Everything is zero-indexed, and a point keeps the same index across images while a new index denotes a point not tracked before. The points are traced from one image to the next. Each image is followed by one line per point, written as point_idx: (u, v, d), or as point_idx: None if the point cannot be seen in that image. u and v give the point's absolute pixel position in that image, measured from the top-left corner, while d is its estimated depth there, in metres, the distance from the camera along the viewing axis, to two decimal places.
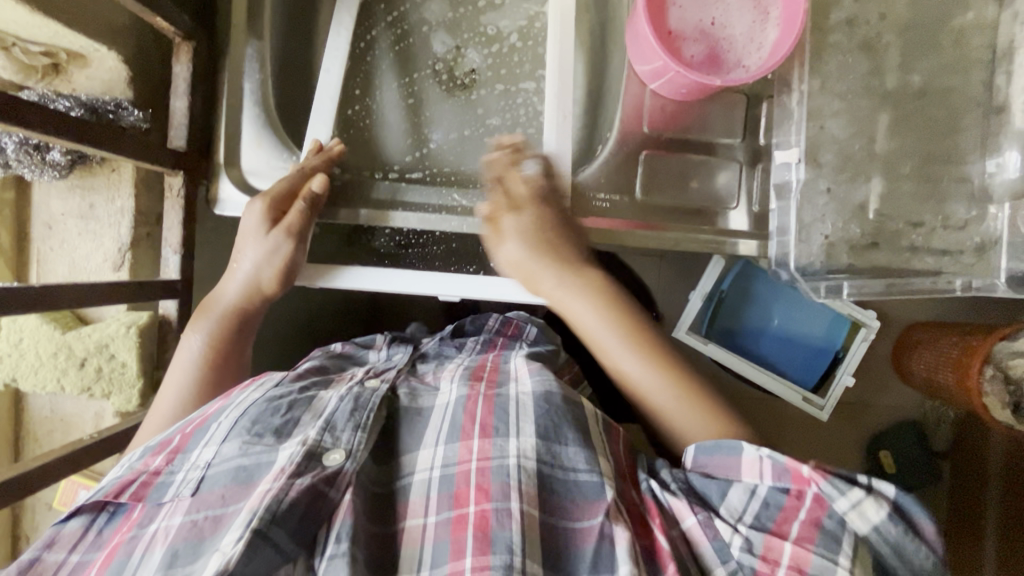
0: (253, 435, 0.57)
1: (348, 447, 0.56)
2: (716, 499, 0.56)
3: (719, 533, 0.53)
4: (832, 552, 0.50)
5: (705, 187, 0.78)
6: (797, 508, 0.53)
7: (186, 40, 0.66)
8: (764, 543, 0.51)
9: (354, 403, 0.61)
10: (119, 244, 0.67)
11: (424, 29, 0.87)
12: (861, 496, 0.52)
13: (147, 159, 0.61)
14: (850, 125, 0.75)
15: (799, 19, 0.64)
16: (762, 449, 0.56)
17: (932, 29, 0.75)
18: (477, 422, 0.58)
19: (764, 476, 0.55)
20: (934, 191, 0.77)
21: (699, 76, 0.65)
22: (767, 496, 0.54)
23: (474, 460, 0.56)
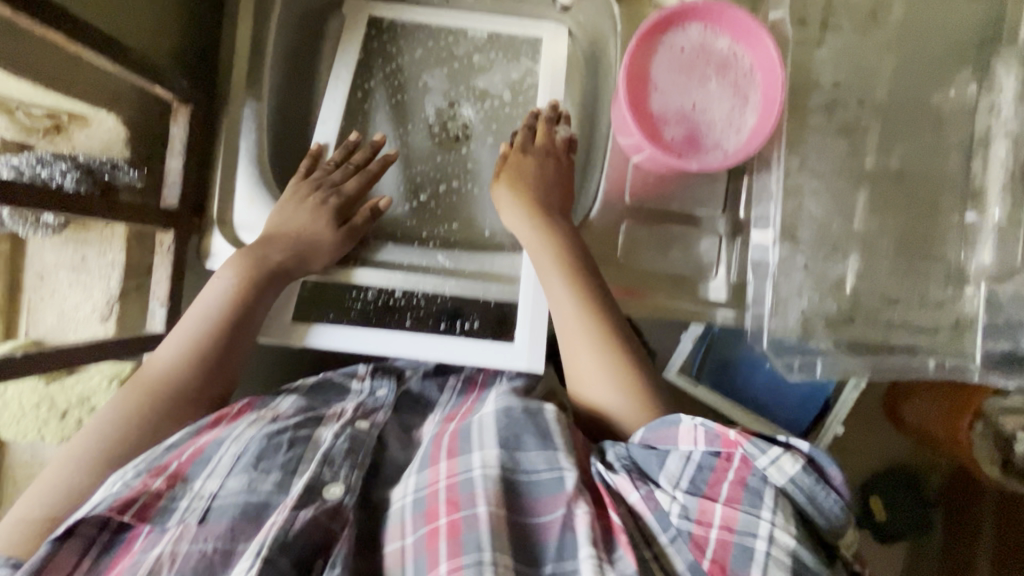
0: (259, 472, 0.59)
1: (346, 481, 0.60)
2: (656, 469, 0.58)
3: (659, 503, 0.56)
4: (757, 508, 0.52)
5: (687, 256, 0.79)
6: (726, 470, 0.55)
7: (185, 105, 0.68)
8: (697, 507, 0.54)
9: (349, 444, 0.64)
10: (108, 296, 0.69)
11: (420, 83, 0.89)
12: (778, 452, 0.54)
13: (143, 222, 0.63)
14: (827, 204, 0.76)
15: (776, 109, 0.67)
16: (697, 418, 0.58)
17: (912, 113, 0.77)
18: (444, 448, 0.61)
19: (698, 442, 0.57)
20: (910, 270, 0.79)
21: (674, 163, 0.68)
22: (700, 462, 0.56)
23: (442, 479, 0.58)
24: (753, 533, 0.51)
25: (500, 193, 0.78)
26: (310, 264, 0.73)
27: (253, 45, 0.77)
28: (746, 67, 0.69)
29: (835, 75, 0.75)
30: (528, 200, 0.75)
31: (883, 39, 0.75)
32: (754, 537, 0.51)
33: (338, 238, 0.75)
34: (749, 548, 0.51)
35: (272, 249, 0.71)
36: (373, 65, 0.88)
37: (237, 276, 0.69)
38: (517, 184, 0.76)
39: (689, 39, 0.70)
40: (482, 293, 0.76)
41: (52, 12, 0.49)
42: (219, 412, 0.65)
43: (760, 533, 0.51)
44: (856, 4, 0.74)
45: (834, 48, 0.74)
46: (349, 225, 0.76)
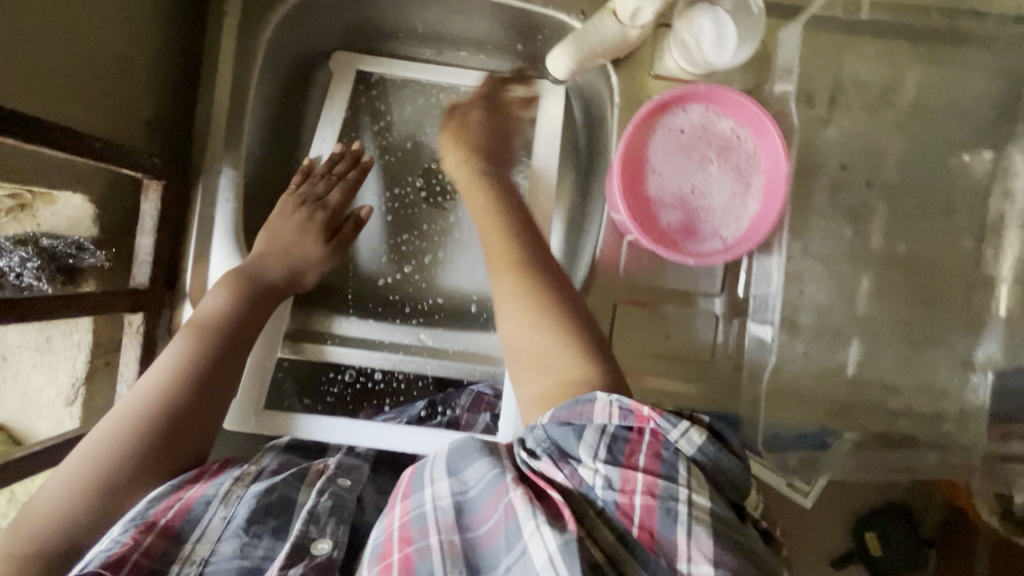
0: (252, 536, 0.54)
1: (335, 536, 0.54)
2: (574, 444, 0.47)
3: (584, 480, 0.46)
4: (675, 472, 0.43)
5: (682, 338, 0.76)
6: (639, 442, 0.45)
7: (157, 181, 0.65)
8: (619, 476, 0.44)
9: (333, 501, 0.58)
10: (74, 378, 0.66)
11: (409, 142, 0.84)
12: (686, 423, 0.45)
13: (108, 311, 0.60)
14: (830, 289, 0.73)
15: (779, 200, 0.63)
16: (613, 393, 0.48)
17: (922, 195, 0.73)
18: (401, 487, 0.52)
19: (611, 418, 0.47)
20: (916, 357, 0.75)
21: (670, 254, 0.64)
22: (612, 434, 0.46)
23: (396, 518, 0.49)
24: (675, 497, 0.42)
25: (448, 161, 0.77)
26: (303, 279, 0.74)
27: (232, 108, 0.73)
28: (749, 151, 0.66)
29: (842, 157, 0.71)
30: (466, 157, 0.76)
31: (894, 120, 0.71)
32: (676, 501, 0.42)
33: (324, 251, 0.75)
34: (673, 511, 0.42)
35: (264, 269, 0.71)
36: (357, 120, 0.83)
37: (228, 296, 0.67)
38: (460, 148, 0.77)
39: (689, 122, 0.66)
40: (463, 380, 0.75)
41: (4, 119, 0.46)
42: (201, 467, 0.58)
43: (681, 497, 0.42)
44: (867, 82, 0.70)
45: (843, 129, 0.71)
46: (338, 237, 0.76)
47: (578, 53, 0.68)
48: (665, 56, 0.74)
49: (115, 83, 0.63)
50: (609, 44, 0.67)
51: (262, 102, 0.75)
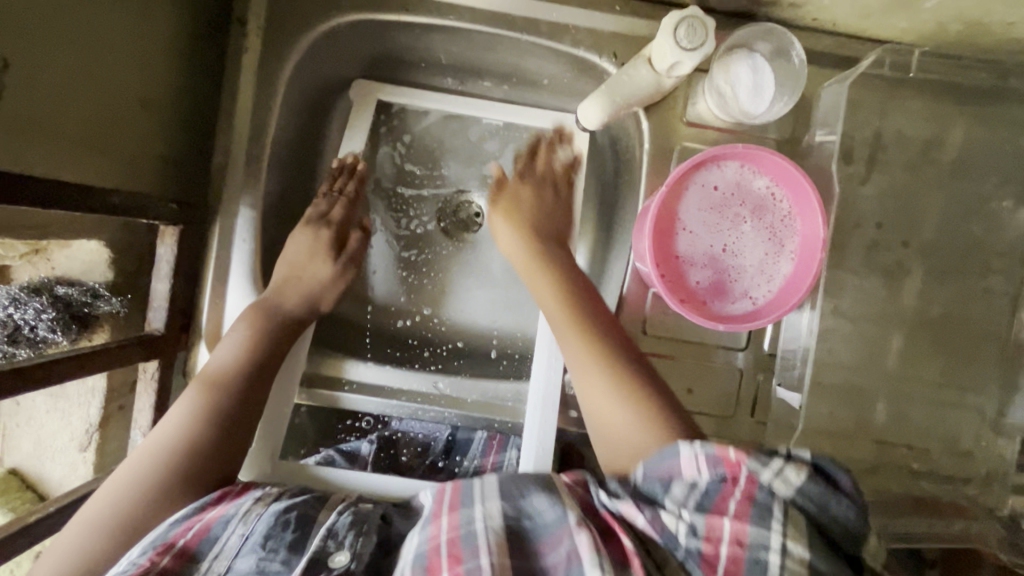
0: (269, 551, 0.52)
1: (354, 548, 0.53)
2: (658, 491, 0.47)
3: (665, 526, 0.45)
4: (769, 521, 0.42)
5: (704, 393, 0.74)
6: (731, 494, 0.44)
7: (174, 226, 0.63)
8: (705, 524, 0.43)
9: (352, 518, 0.56)
10: (87, 425, 0.65)
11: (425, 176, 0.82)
12: (779, 462, 0.44)
13: (122, 364, 0.58)
14: (860, 349, 0.71)
15: (815, 266, 0.61)
16: (695, 442, 0.47)
17: (959, 255, 0.70)
18: (446, 502, 0.52)
19: (698, 468, 0.46)
20: (943, 419, 0.73)
21: (701, 318, 0.62)
22: (705, 489, 0.45)
23: (443, 534, 0.48)
24: (766, 547, 0.41)
25: (495, 221, 0.74)
26: (322, 301, 0.73)
27: (250, 143, 0.71)
28: (784, 211, 0.63)
29: (879, 215, 0.69)
30: (532, 228, 0.72)
31: (934, 177, 0.69)
32: (768, 552, 0.41)
33: (336, 270, 0.74)
34: (763, 565, 0.41)
35: (281, 297, 0.70)
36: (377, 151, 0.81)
37: (249, 329, 0.66)
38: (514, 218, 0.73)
39: (723, 178, 0.63)
40: (482, 427, 0.74)
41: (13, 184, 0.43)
42: (222, 489, 0.57)
43: (771, 549, 0.41)
44: (909, 138, 0.68)
45: (881, 186, 0.68)
46: (348, 253, 0.75)
47: (612, 104, 0.65)
48: (698, 101, 0.71)
49: (131, 129, 0.61)
50: (642, 94, 0.64)
51: (281, 137, 0.73)
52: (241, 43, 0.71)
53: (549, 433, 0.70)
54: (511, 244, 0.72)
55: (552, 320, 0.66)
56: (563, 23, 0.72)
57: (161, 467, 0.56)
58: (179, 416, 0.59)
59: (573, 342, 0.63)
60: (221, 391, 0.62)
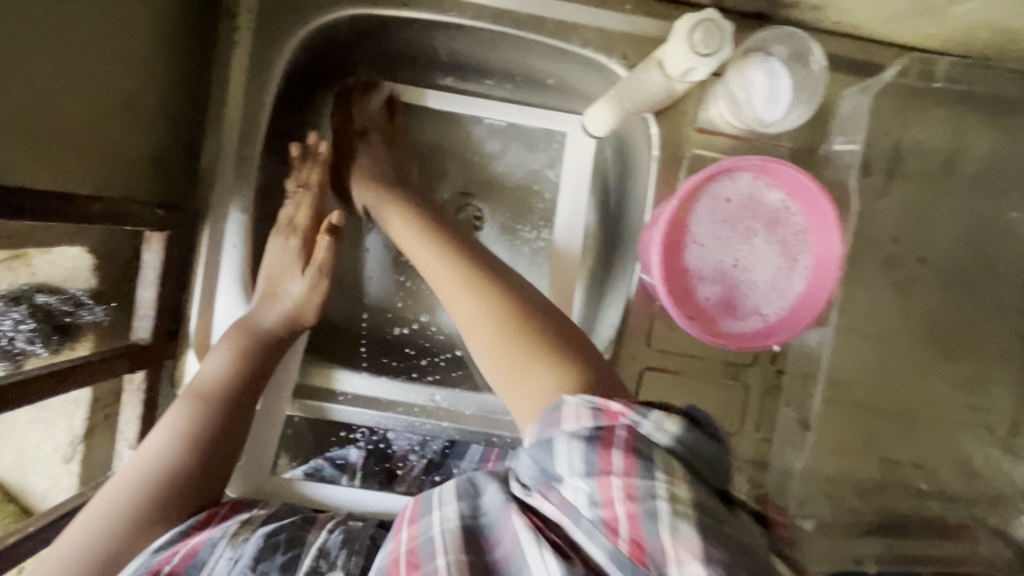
0: (258, 574, 0.48)
1: (345, 568, 0.49)
2: (546, 463, 0.38)
3: (568, 507, 0.37)
4: (654, 472, 0.35)
5: (709, 408, 0.72)
6: (611, 446, 0.36)
7: (160, 231, 0.60)
8: (595, 487, 0.35)
9: (346, 536, 0.52)
10: (72, 437, 0.63)
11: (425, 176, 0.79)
12: (656, 412, 0.37)
13: (106, 375, 0.56)
14: (869, 367, 0.69)
15: (830, 284, 0.58)
16: (578, 394, 0.40)
17: (976, 270, 0.68)
18: (407, 513, 0.45)
19: (581, 420, 0.38)
20: (952, 438, 0.72)
21: (711, 336, 0.59)
22: (585, 445, 0.37)
23: (401, 546, 0.41)
24: (654, 497, 0.34)
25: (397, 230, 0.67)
26: (298, 317, 0.67)
27: (241, 143, 0.68)
28: (798, 226, 0.61)
29: (895, 229, 0.66)
30: (410, 218, 0.66)
31: (955, 191, 0.66)
32: (657, 504, 0.34)
33: (308, 279, 0.66)
34: (658, 518, 0.33)
35: (259, 316, 0.65)
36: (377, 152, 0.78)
37: (230, 354, 0.63)
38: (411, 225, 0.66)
39: (736, 190, 0.60)
40: (481, 439, 0.72)
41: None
42: (207, 511, 0.55)
43: (662, 499, 0.34)
44: (930, 150, 0.65)
45: (899, 200, 0.65)
46: (316, 261, 0.67)
47: (620, 110, 0.62)
48: (710, 105, 0.68)
49: (115, 130, 0.58)
50: (652, 100, 0.61)
51: None
52: (232, 38, 0.68)
53: None
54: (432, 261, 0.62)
55: (487, 348, 0.55)
56: (570, 21, 0.68)
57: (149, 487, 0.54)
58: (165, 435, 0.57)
59: (461, 300, 0.58)
60: (209, 406, 0.60)
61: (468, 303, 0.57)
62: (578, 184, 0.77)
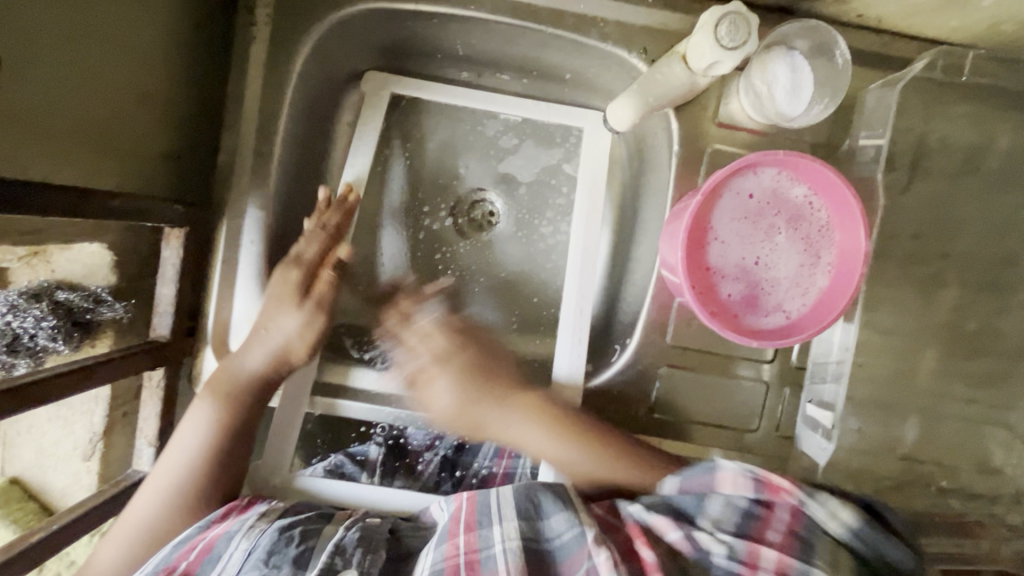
0: (272, 566, 0.52)
1: (361, 565, 0.52)
2: (694, 510, 0.54)
3: (701, 544, 0.50)
4: (811, 557, 0.49)
5: (728, 404, 0.72)
6: (772, 518, 0.51)
7: (180, 228, 0.60)
8: (745, 548, 0.49)
9: (360, 533, 0.56)
10: (91, 434, 0.62)
11: (442, 171, 0.79)
12: (831, 499, 0.53)
13: (126, 374, 0.56)
14: (891, 364, 0.69)
15: (854, 282, 0.58)
16: (734, 464, 0.55)
17: (1001, 266, 0.67)
18: (460, 522, 0.54)
19: (738, 486, 0.53)
20: (973, 436, 0.71)
21: (734, 334, 0.58)
22: (744, 507, 0.52)
23: (461, 554, 0.51)
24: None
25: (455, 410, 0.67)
26: (287, 356, 0.64)
27: (258, 138, 0.67)
28: (822, 221, 0.60)
29: (918, 225, 0.65)
30: (465, 381, 0.67)
31: (979, 186, 0.65)
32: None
33: (307, 315, 0.65)
34: None
35: (244, 357, 0.64)
36: (392, 147, 0.77)
37: (215, 401, 0.62)
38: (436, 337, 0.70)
39: (759, 185, 0.60)
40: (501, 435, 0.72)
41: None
42: (228, 506, 0.60)
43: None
44: (954, 145, 0.64)
45: (923, 196, 0.65)
46: (315, 297, 0.66)
47: (643, 104, 0.61)
48: (731, 100, 0.67)
49: (133, 128, 0.58)
50: (675, 95, 0.61)
51: (291, 133, 0.69)
52: (249, 33, 0.67)
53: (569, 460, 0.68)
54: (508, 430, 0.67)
55: (582, 477, 0.64)
56: (590, 16, 0.68)
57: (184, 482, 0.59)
58: (194, 434, 0.60)
59: (570, 450, 0.65)
60: (235, 404, 0.62)
61: (576, 451, 0.64)
62: (595, 173, 0.74)
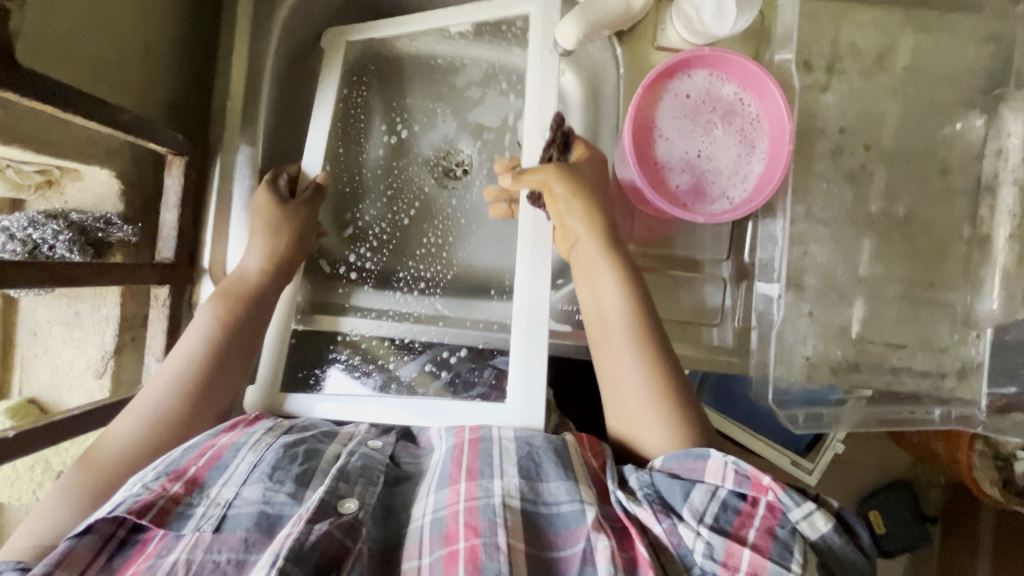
0: (275, 481, 0.57)
1: (361, 497, 0.58)
2: (680, 501, 0.55)
3: (683, 539, 0.54)
4: (789, 556, 0.51)
5: (693, 301, 0.78)
6: (752, 514, 0.54)
7: (180, 156, 0.68)
8: (724, 547, 0.52)
9: (363, 462, 0.61)
10: (102, 352, 0.69)
11: (421, 119, 0.84)
12: (812, 507, 0.53)
13: (138, 282, 0.62)
14: (832, 250, 0.75)
15: (784, 159, 0.65)
16: (727, 455, 0.56)
17: (918, 153, 0.75)
18: (464, 468, 0.59)
19: (726, 480, 0.55)
20: (918, 316, 0.76)
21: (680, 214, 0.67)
22: (725, 499, 0.55)
23: (462, 501, 0.56)
24: None
25: (549, 182, 0.66)
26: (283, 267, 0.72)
27: (248, 86, 0.76)
28: (753, 115, 0.68)
29: (840, 121, 0.74)
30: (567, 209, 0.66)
31: (889, 83, 0.74)
32: None
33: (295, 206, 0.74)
34: None
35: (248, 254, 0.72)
36: (352, 94, 0.82)
37: (220, 308, 0.68)
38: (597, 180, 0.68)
39: (694, 86, 0.68)
40: (479, 344, 0.74)
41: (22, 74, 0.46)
42: (233, 419, 0.64)
43: None
44: (862, 49, 0.74)
45: (839, 95, 0.74)
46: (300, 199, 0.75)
47: (585, 24, 0.69)
48: (666, 26, 0.75)
49: (138, 68, 0.68)
50: (613, 16, 0.70)
51: (277, 80, 0.78)
52: None
53: (536, 356, 0.67)
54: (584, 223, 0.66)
55: (607, 321, 0.65)
56: None
57: (194, 371, 0.64)
58: (202, 327, 0.66)
59: (609, 309, 0.65)
60: (241, 300, 0.69)
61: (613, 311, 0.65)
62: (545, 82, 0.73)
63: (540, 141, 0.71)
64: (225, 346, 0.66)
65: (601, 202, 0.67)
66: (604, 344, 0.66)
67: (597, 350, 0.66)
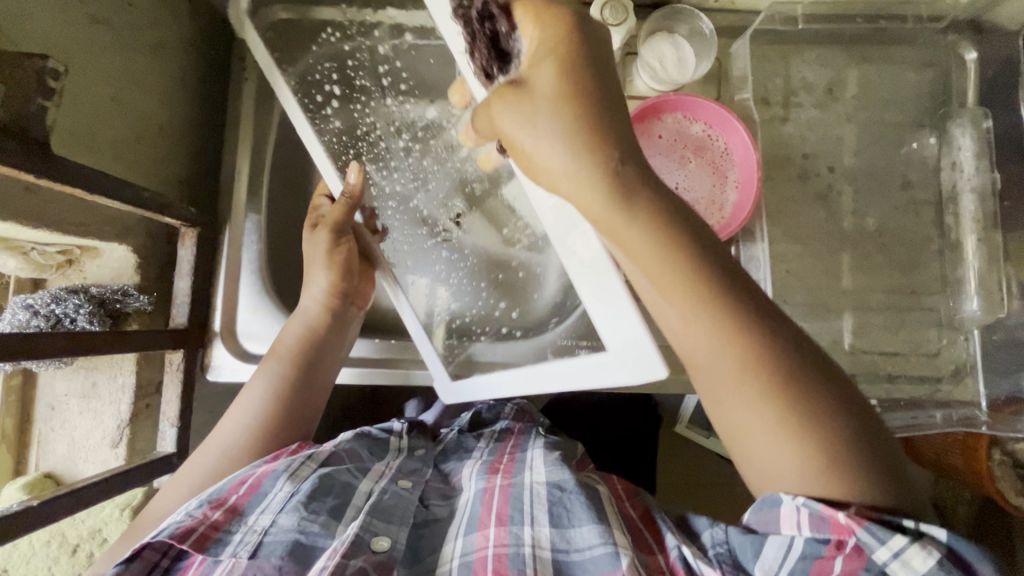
0: (310, 512, 0.57)
1: (393, 535, 0.58)
2: (751, 559, 0.51)
3: None
4: None
5: None
6: (834, 560, 0.47)
7: (192, 228, 0.73)
8: None
9: (394, 500, 0.62)
10: (118, 420, 0.74)
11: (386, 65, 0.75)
12: (901, 543, 0.45)
13: (152, 348, 0.66)
14: (812, 267, 0.79)
15: (755, 186, 0.71)
16: (798, 497, 0.48)
17: (880, 171, 0.81)
18: (494, 512, 0.60)
19: (802, 529, 0.48)
20: (905, 323, 0.79)
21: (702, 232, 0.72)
22: (803, 550, 0.48)
23: (491, 547, 0.57)
24: None
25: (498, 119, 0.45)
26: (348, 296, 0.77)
27: (253, 160, 0.81)
28: (721, 148, 0.74)
29: (803, 147, 0.80)
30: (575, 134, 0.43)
31: (842, 111, 0.81)
32: None
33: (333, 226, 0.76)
34: None
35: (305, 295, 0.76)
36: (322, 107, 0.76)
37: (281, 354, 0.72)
38: (573, 88, 0.43)
39: (665, 128, 0.74)
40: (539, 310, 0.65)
41: (53, 159, 0.52)
42: (276, 451, 0.65)
43: None
44: (813, 83, 0.81)
45: (798, 125, 0.81)
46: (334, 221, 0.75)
47: None
48: (633, 78, 0.78)
49: (151, 151, 0.74)
50: None
51: (279, 152, 0.84)
52: (241, 77, 0.83)
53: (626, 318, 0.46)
54: (578, 180, 0.44)
55: (678, 328, 0.50)
56: None
57: (257, 412, 0.68)
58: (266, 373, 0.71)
59: (679, 310, 0.48)
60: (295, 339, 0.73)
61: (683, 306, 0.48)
62: None
63: (465, 62, 0.51)
64: (285, 375, 0.71)
65: (590, 117, 0.43)
66: (689, 353, 0.50)
67: (680, 348, 0.51)
